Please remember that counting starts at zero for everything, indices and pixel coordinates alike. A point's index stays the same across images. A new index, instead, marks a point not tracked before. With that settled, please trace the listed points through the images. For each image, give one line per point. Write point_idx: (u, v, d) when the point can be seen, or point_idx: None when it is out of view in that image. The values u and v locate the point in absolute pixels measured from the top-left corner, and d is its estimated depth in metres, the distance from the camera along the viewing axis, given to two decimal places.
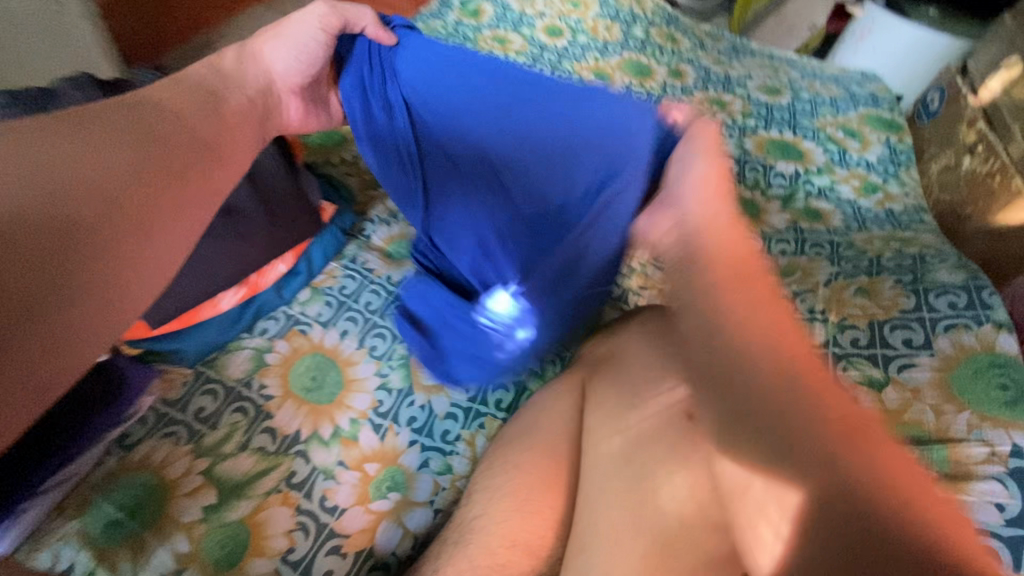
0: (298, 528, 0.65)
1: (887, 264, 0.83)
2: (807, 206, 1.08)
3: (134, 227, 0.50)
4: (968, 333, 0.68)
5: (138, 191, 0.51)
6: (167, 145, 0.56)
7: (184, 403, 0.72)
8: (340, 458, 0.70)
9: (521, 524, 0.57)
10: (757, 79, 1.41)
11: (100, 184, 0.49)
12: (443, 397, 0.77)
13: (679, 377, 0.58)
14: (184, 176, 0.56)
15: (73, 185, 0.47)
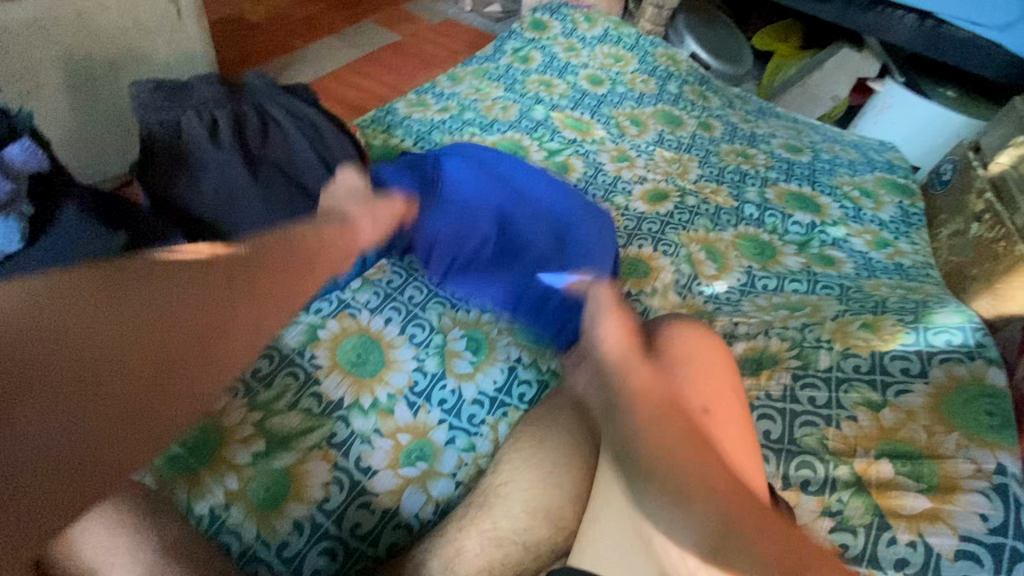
0: (334, 482, 0.71)
1: (890, 305, 0.91)
2: (821, 252, 1.16)
3: (170, 358, 0.52)
4: (961, 365, 0.73)
5: (169, 341, 0.53)
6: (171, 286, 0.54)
7: None
8: (376, 426, 0.77)
9: (542, 492, 0.63)
10: (780, 138, 1.53)
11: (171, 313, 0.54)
12: (472, 385, 0.85)
13: (691, 375, 0.65)
14: (223, 302, 0.56)
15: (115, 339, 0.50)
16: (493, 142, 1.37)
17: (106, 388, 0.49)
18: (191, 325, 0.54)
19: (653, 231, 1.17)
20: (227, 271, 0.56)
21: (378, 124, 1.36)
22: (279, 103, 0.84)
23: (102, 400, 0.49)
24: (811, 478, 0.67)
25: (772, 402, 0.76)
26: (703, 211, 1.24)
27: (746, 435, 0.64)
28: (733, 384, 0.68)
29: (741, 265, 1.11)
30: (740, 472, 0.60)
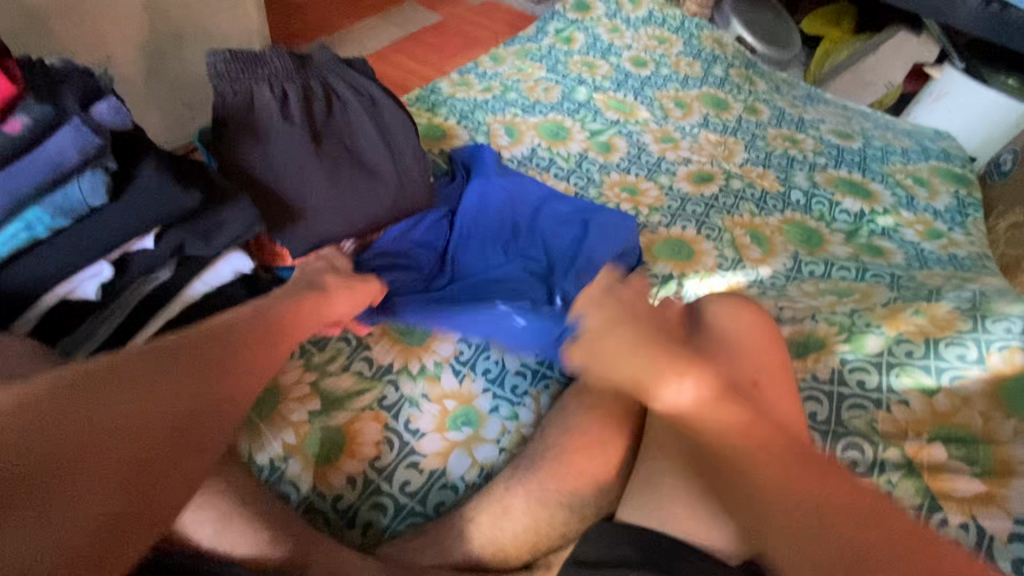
0: (385, 441, 0.74)
1: (945, 293, 0.88)
2: (870, 242, 1.13)
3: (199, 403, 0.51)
4: (1021, 352, 0.71)
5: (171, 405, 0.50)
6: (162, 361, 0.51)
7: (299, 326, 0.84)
8: (424, 391, 0.80)
9: (588, 458, 0.64)
10: (829, 123, 1.49)
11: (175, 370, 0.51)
12: (515, 357, 0.87)
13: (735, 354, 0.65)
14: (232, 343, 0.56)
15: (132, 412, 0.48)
16: (535, 122, 1.37)
17: (133, 442, 0.47)
18: (217, 365, 0.54)
19: (698, 214, 1.16)
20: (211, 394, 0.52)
21: (422, 103, 1.38)
22: (343, 77, 0.84)
23: (133, 452, 0.47)
24: (860, 459, 0.67)
25: (818, 384, 0.76)
26: (748, 196, 1.22)
27: (796, 412, 0.64)
28: (783, 360, 0.68)
29: (787, 250, 1.10)
30: (789, 446, 0.61)
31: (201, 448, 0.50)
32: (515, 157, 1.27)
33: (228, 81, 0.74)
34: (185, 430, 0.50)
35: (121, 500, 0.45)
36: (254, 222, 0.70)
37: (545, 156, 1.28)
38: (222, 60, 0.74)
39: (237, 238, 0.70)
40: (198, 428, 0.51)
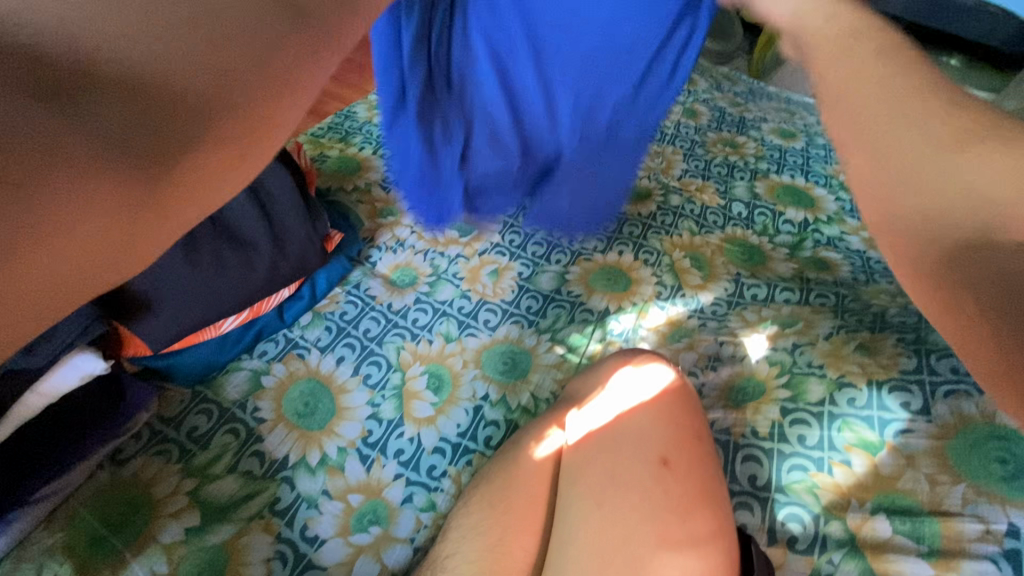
0: (277, 556, 0.65)
1: (890, 321, 0.81)
2: (814, 255, 1.06)
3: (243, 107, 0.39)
4: (969, 400, 0.65)
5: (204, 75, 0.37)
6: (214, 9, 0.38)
7: (178, 421, 0.74)
8: (324, 487, 0.71)
9: (493, 567, 0.58)
10: (771, 122, 1.43)
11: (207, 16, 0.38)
12: (432, 431, 0.78)
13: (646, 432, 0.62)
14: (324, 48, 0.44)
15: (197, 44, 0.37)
16: None
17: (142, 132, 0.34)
18: (247, 112, 0.39)
19: (634, 235, 1.08)
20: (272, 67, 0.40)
21: (335, 132, 1.27)
22: None
23: (134, 162, 0.34)
24: (799, 534, 0.62)
25: (757, 441, 0.70)
26: (688, 212, 1.15)
27: (715, 492, 0.60)
28: (698, 434, 0.64)
29: (729, 273, 1.01)
30: (703, 534, 0.57)
31: (259, 123, 0.40)
32: None
33: None
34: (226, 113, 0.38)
35: (133, 153, 0.34)
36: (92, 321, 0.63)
37: None
38: None
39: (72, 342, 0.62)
40: (268, 93, 0.40)
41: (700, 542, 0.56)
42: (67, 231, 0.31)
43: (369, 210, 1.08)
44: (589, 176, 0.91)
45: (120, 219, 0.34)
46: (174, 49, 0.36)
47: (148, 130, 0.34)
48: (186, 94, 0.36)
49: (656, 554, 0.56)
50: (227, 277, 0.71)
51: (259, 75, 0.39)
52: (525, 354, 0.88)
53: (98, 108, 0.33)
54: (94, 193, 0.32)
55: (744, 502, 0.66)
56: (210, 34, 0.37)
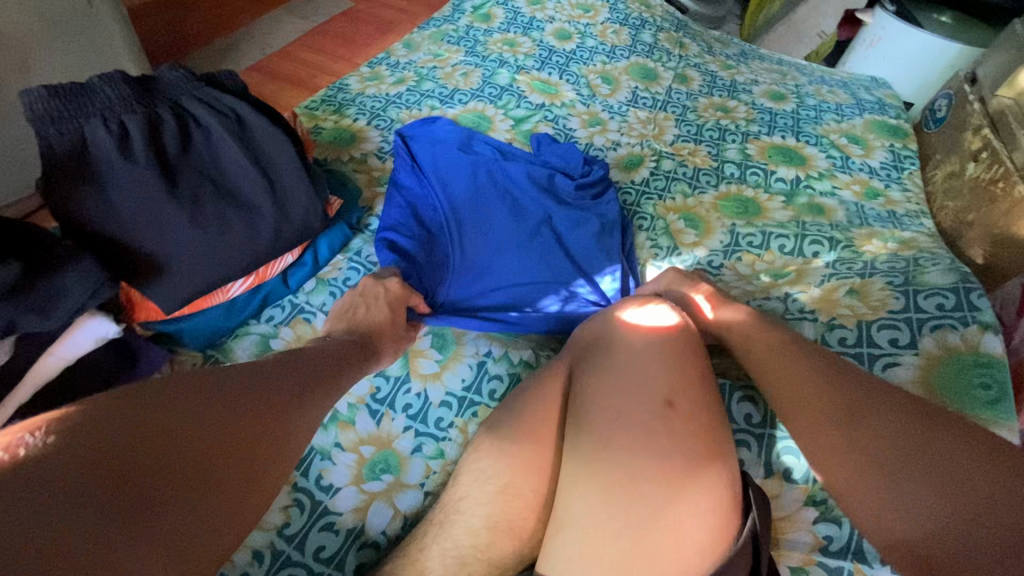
0: (294, 504, 0.68)
1: (878, 267, 0.84)
2: (809, 203, 1.08)
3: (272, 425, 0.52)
4: (952, 333, 0.70)
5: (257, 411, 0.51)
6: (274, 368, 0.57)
7: None
8: (336, 440, 0.73)
9: (504, 505, 0.60)
10: (762, 85, 1.43)
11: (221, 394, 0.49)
12: (439, 386, 0.81)
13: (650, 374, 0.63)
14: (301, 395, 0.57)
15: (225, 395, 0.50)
16: (454, 114, 1.28)
17: (190, 453, 0.44)
18: (252, 456, 0.49)
19: (628, 203, 1.10)
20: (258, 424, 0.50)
21: (329, 104, 1.27)
22: (199, 97, 0.74)
23: (184, 472, 0.43)
24: (794, 466, 0.65)
25: (752, 383, 0.74)
26: (681, 174, 1.17)
27: (717, 429, 0.62)
28: (700, 375, 0.65)
29: (723, 225, 1.04)
30: (709, 469, 0.58)
31: (254, 445, 0.49)
32: None
33: (52, 123, 0.62)
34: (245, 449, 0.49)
35: (178, 476, 0.43)
36: (100, 285, 0.61)
37: None
38: (38, 97, 0.61)
39: (81, 306, 0.61)
40: (268, 428, 0.51)
41: (708, 477, 0.57)
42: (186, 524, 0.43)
43: (366, 180, 1.10)
44: (534, 253, 0.97)
45: (168, 478, 0.42)
46: (260, 397, 0.52)
47: (172, 416, 0.45)
48: (238, 398, 0.50)
49: (664, 489, 0.56)
50: (233, 242, 0.71)
51: (267, 430, 0.51)
52: (524, 313, 0.90)
53: (175, 457, 0.43)
54: (132, 525, 0.39)
55: (743, 439, 0.69)
56: (234, 397, 0.50)
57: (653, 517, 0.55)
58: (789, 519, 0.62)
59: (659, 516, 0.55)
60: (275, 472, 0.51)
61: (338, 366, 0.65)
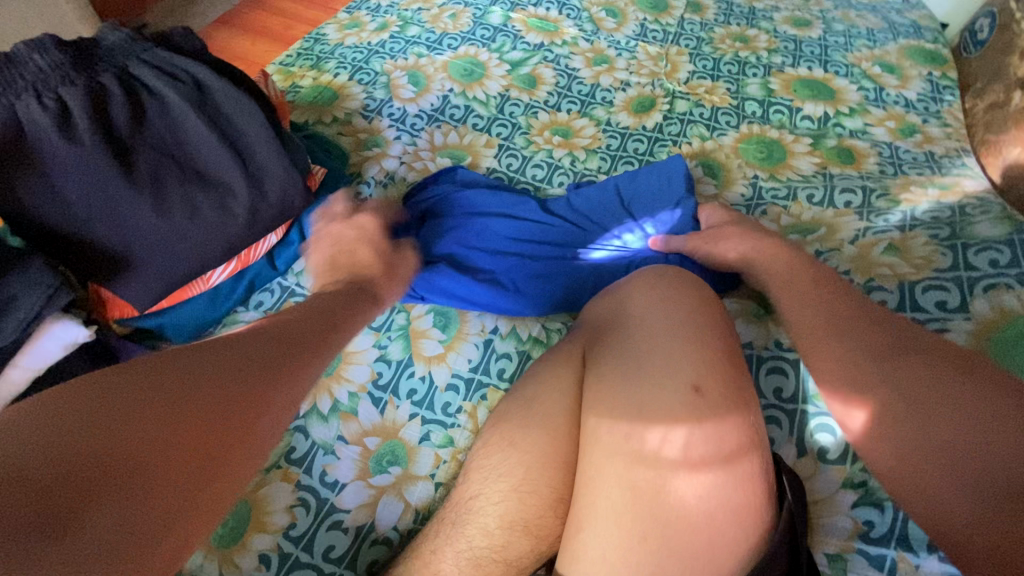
0: (299, 504, 0.64)
1: (920, 218, 0.75)
2: (839, 146, 0.98)
3: (216, 436, 0.44)
4: (1009, 293, 0.62)
5: (204, 426, 0.44)
6: (161, 390, 0.44)
7: None
8: (339, 433, 0.69)
9: (519, 503, 0.56)
10: (784, 10, 1.29)
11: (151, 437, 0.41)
12: (444, 369, 0.76)
13: (668, 356, 0.57)
14: (220, 394, 0.46)
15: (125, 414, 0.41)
16: (444, 61, 1.16)
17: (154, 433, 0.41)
18: (182, 466, 0.41)
19: (640, 152, 1.02)
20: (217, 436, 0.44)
21: (306, 58, 1.16)
22: (147, 60, 0.66)
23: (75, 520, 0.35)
24: (831, 444, 0.61)
25: (782, 353, 0.68)
26: (697, 116, 1.06)
27: (749, 412, 0.55)
28: (729, 352, 0.58)
29: (745, 175, 0.95)
30: (740, 459, 0.53)
31: (232, 436, 0.45)
32: (424, 110, 1.07)
33: None
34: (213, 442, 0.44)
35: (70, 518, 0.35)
36: (55, 289, 0.57)
37: (459, 103, 1.09)
38: None
39: (37, 315, 0.56)
40: (221, 428, 0.45)
41: (740, 467, 0.52)
42: (133, 502, 0.38)
43: (352, 143, 1.01)
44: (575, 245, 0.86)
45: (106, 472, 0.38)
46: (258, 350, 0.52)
47: (194, 414, 0.44)
48: (222, 396, 0.46)
49: (693, 483, 0.52)
50: (202, 225, 0.64)
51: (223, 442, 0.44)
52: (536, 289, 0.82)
53: (156, 478, 0.39)
54: (61, 542, 0.34)
55: (773, 416, 0.64)
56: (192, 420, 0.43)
57: (677, 512, 0.51)
58: (826, 502, 0.58)
59: (689, 513, 0.51)
60: (261, 431, 0.47)
61: (347, 317, 0.63)
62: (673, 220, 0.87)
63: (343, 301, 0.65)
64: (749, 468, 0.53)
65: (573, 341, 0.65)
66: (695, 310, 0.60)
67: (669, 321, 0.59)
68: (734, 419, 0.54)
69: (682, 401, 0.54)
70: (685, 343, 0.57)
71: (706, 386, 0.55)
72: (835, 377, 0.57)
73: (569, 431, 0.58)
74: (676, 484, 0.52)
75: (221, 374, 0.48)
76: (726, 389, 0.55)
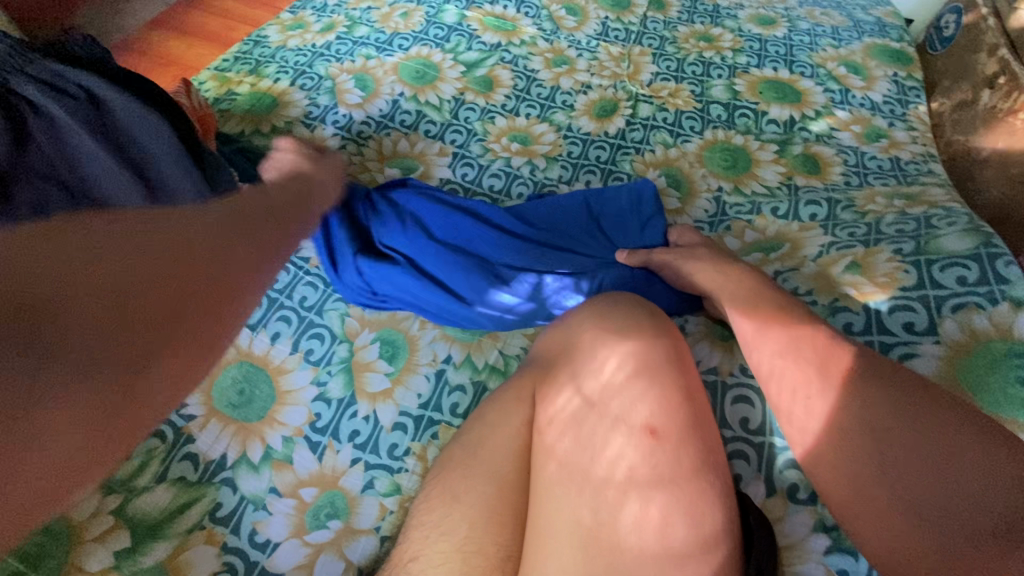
0: (226, 569, 0.58)
1: (887, 230, 0.72)
2: (804, 152, 0.94)
3: (144, 339, 0.47)
4: (979, 315, 0.59)
5: (132, 322, 0.48)
6: (64, 305, 0.46)
7: None
8: (271, 485, 0.63)
9: (464, 566, 0.50)
10: (749, 8, 1.25)
11: (57, 346, 0.43)
12: (390, 406, 0.70)
13: (624, 397, 0.52)
14: (128, 299, 0.49)
15: (22, 327, 0.43)
16: (394, 63, 1.09)
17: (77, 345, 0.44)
18: (108, 370, 0.44)
19: (602, 160, 0.97)
20: (146, 327, 0.48)
21: (244, 62, 1.08)
22: (33, 74, 0.59)
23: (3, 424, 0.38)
24: (801, 481, 0.57)
25: (749, 380, 0.64)
26: (660, 121, 1.02)
27: (710, 454, 0.51)
28: (691, 389, 0.54)
29: (709, 189, 0.90)
30: (701, 510, 0.48)
31: (161, 330, 0.49)
32: (372, 116, 1.00)
33: None
34: (138, 346, 0.47)
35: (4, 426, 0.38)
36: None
37: (410, 109, 1.02)
38: None
39: None
40: (140, 336, 0.47)
41: (701, 521, 0.48)
42: (62, 409, 0.41)
43: None
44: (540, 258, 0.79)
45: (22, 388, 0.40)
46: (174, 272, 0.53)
47: (105, 321, 0.47)
48: (139, 299, 0.50)
49: (650, 537, 0.47)
50: None
51: (156, 338, 0.48)
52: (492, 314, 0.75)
53: (80, 389, 0.42)
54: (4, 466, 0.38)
55: (740, 450, 0.60)
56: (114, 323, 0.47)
57: (635, 572, 0.47)
58: (797, 547, 0.54)
59: (647, 574, 0.46)
60: (211, 325, 0.53)
61: (278, 223, 0.64)
62: (644, 234, 0.83)
63: (266, 215, 0.64)
64: (712, 520, 0.48)
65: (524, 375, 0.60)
66: (654, 341, 0.56)
67: (625, 356, 0.54)
68: (695, 466, 0.50)
69: (636, 449, 0.50)
70: (642, 382, 0.52)
71: (663, 431, 0.50)
72: (797, 414, 0.54)
73: (517, 482, 0.53)
74: (631, 543, 0.48)
75: (134, 282, 0.50)
76: (686, 433, 0.51)
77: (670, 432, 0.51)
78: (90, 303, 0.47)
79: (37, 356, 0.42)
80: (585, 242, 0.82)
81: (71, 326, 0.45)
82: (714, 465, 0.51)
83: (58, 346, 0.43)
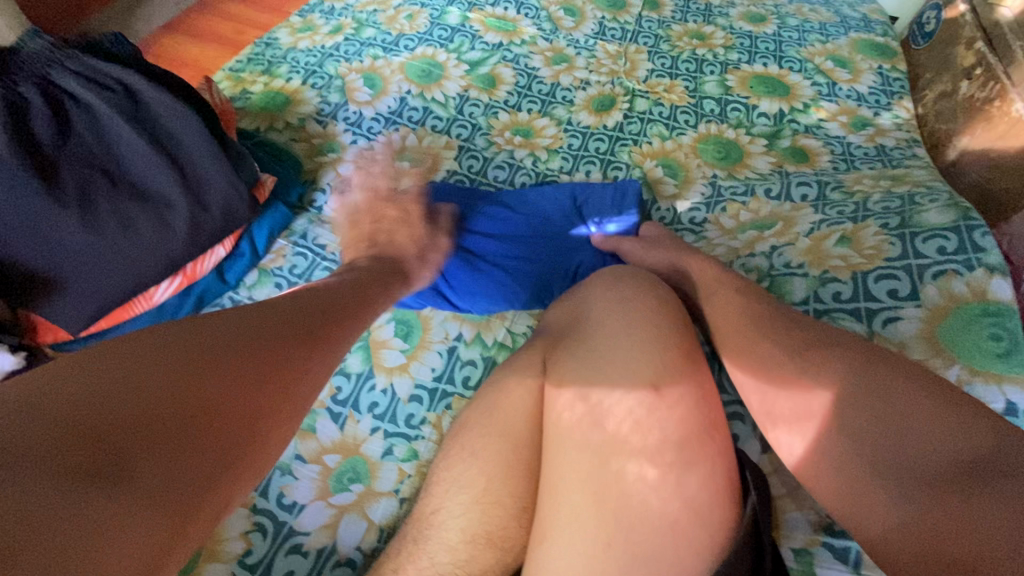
0: (256, 529, 0.62)
1: (873, 208, 0.77)
2: (793, 143, 0.99)
3: (261, 391, 0.49)
4: (957, 280, 0.64)
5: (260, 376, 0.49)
6: (236, 363, 0.48)
7: None
8: (297, 452, 0.67)
9: (482, 515, 0.54)
10: (740, 6, 1.30)
11: (232, 408, 0.45)
12: (407, 380, 0.74)
13: (628, 356, 0.56)
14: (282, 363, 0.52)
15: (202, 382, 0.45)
16: (401, 62, 1.14)
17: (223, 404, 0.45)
18: (246, 426, 0.46)
19: (601, 151, 1.01)
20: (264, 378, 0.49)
21: (257, 63, 1.13)
22: (72, 67, 0.63)
23: (190, 484, 0.40)
24: None
25: None
26: (656, 115, 1.06)
27: (709, 408, 0.55)
28: (688, 350, 0.58)
29: (704, 175, 0.95)
30: (701, 457, 0.52)
31: (272, 390, 0.50)
32: (381, 113, 1.05)
33: None
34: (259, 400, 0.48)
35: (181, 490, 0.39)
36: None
37: (417, 105, 1.07)
38: None
39: None
40: (262, 385, 0.49)
41: (701, 468, 0.52)
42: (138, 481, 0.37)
43: (306, 149, 0.99)
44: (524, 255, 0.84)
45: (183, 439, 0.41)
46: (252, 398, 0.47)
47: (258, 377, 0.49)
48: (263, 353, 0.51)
49: (654, 481, 0.51)
50: (139, 242, 0.61)
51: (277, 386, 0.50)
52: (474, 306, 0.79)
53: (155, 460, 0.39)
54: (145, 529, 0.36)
55: (736, 412, 0.64)
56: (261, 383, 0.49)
57: (640, 514, 0.50)
58: (790, 497, 0.58)
59: (651, 515, 0.50)
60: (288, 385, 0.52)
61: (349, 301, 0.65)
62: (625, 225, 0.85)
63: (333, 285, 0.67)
64: (711, 468, 0.52)
65: (533, 346, 0.64)
66: (653, 310, 0.60)
67: (628, 322, 0.58)
68: (694, 418, 0.54)
69: (641, 404, 0.54)
70: (644, 343, 0.56)
71: (665, 385, 0.54)
72: None
73: (530, 439, 0.57)
74: (637, 489, 0.51)
75: (255, 335, 0.52)
76: (686, 389, 0.55)
77: (670, 388, 0.54)
78: (236, 353, 0.49)
79: (217, 414, 0.44)
80: (573, 231, 0.86)
81: (234, 383, 0.47)
82: (711, 418, 0.55)
83: (227, 407, 0.45)
